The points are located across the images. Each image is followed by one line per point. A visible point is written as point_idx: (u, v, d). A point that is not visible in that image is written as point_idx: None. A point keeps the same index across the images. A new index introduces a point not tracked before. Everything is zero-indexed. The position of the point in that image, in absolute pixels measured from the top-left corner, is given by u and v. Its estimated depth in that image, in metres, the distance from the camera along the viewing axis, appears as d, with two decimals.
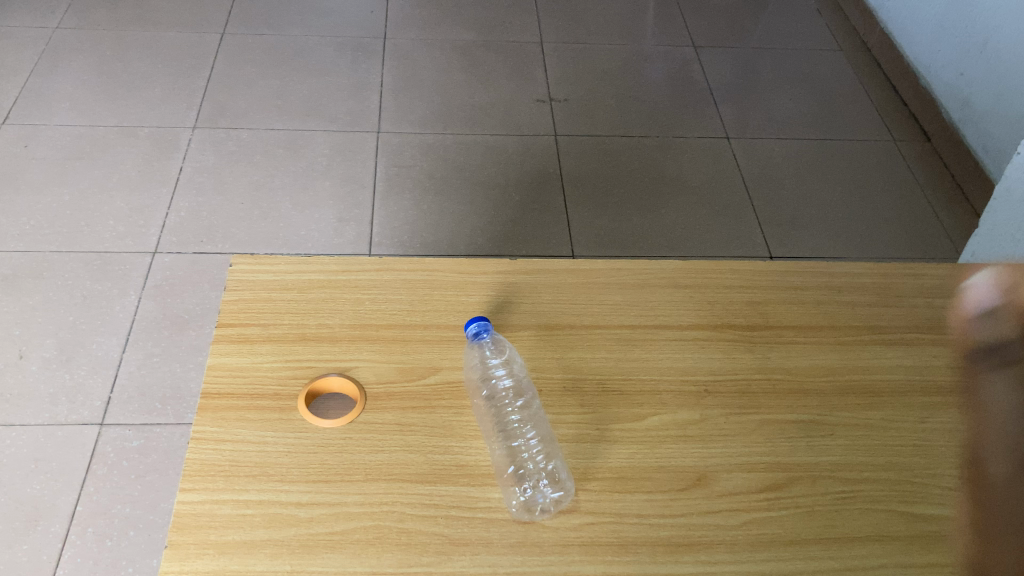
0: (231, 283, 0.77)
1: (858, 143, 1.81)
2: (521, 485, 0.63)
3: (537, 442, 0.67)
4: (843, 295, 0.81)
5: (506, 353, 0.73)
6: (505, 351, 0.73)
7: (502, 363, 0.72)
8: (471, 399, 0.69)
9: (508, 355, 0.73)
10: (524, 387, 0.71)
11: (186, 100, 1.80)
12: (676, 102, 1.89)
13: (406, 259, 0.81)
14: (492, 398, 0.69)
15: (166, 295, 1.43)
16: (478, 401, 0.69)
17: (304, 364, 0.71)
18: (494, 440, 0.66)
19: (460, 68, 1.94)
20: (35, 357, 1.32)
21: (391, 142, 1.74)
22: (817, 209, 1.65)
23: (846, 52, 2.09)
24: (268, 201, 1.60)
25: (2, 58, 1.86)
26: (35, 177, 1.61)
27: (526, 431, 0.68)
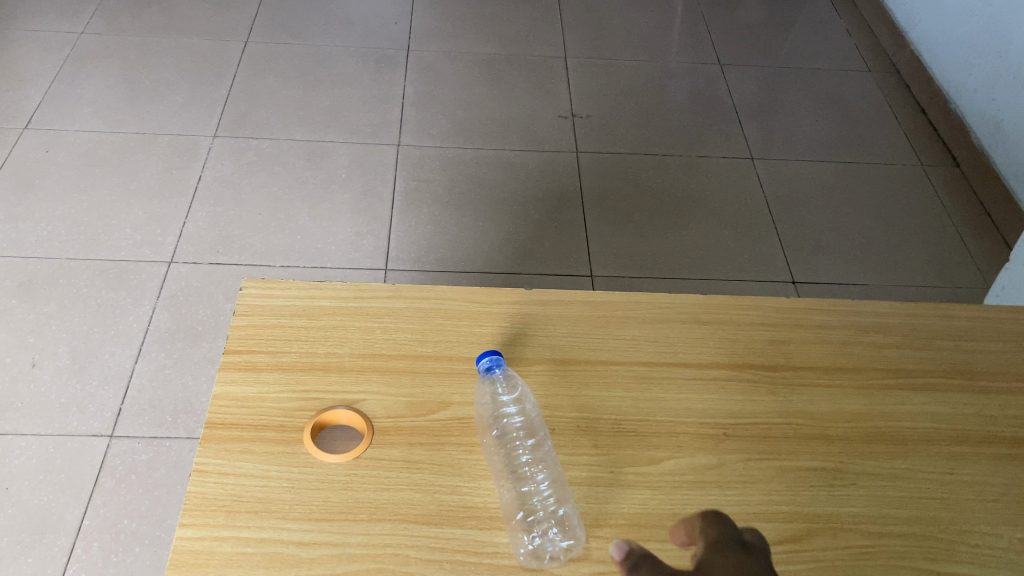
0: (241, 309, 0.76)
1: (885, 167, 1.78)
2: (529, 532, 0.61)
3: (547, 485, 0.65)
4: (869, 335, 0.78)
5: (517, 390, 0.70)
6: (517, 388, 0.71)
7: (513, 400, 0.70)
8: (480, 438, 0.67)
9: (520, 393, 0.70)
10: (535, 427, 0.69)
11: (208, 108, 1.80)
12: (699, 121, 1.86)
13: (419, 286, 0.79)
14: (502, 437, 0.67)
15: (182, 306, 1.42)
16: (487, 441, 0.67)
17: (311, 395, 0.69)
18: (502, 483, 0.64)
19: (482, 82, 1.93)
20: (47, 366, 1.32)
21: (411, 155, 1.73)
22: (842, 234, 1.62)
23: (875, 73, 2.05)
24: (287, 213, 1.59)
25: (27, 63, 1.87)
26: (54, 182, 1.61)
27: (536, 473, 0.66)
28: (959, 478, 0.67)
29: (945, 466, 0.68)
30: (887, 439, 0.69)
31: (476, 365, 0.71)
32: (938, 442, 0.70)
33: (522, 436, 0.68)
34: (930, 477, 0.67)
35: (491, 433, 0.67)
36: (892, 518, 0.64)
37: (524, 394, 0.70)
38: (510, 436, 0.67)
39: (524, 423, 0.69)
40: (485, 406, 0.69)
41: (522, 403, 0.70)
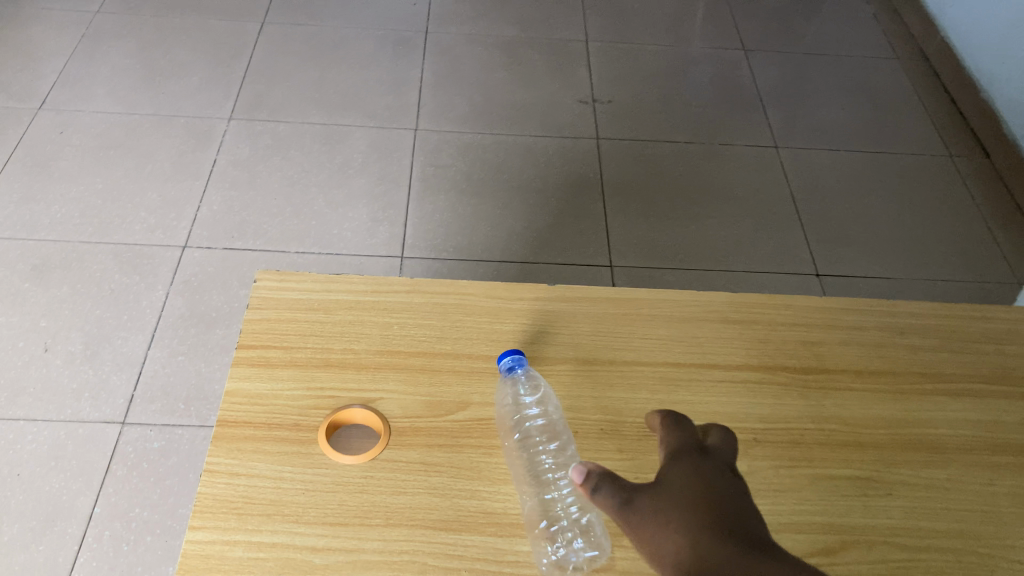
0: (255, 301, 0.73)
1: (913, 157, 1.74)
2: (551, 541, 0.60)
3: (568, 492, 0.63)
4: (904, 338, 0.75)
5: (538, 390, 0.68)
6: (539, 387, 0.68)
7: (534, 399, 0.67)
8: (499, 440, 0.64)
9: (542, 392, 0.68)
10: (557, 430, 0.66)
11: (224, 90, 1.78)
12: (723, 107, 1.83)
13: (439, 280, 0.77)
14: (522, 439, 0.65)
15: (196, 291, 1.40)
16: (507, 444, 0.64)
17: (327, 393, 0.67)
18: (524, 488, 0.62)
19: (501, 66, 1.89)
20: (60, 351, 1.30)
21: (428, 140, 1.70)
22: (867, 226, 1.58)
23: (903, 60, 2.01)
24: (303, 198, 1.57)
25: (43, 42, 1.85)
26: (68, 164, 1.59)
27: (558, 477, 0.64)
28: (999, 490, 0.64)
29: (985, 478, 0.65)
30: (924, 447, 0.67)
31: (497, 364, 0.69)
32: (978, 451, 0.67)
33: (544, 439, 0.66)
34: (969, 489, 0.64)
35: (511, 434, 0.65)
36: (930, 531, 0.61)
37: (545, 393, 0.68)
38: (531, 438, 0.65)
39: (546, 425, 0.66)
40: (505, 406, 0.67)
41: (544, 403, 0.67)
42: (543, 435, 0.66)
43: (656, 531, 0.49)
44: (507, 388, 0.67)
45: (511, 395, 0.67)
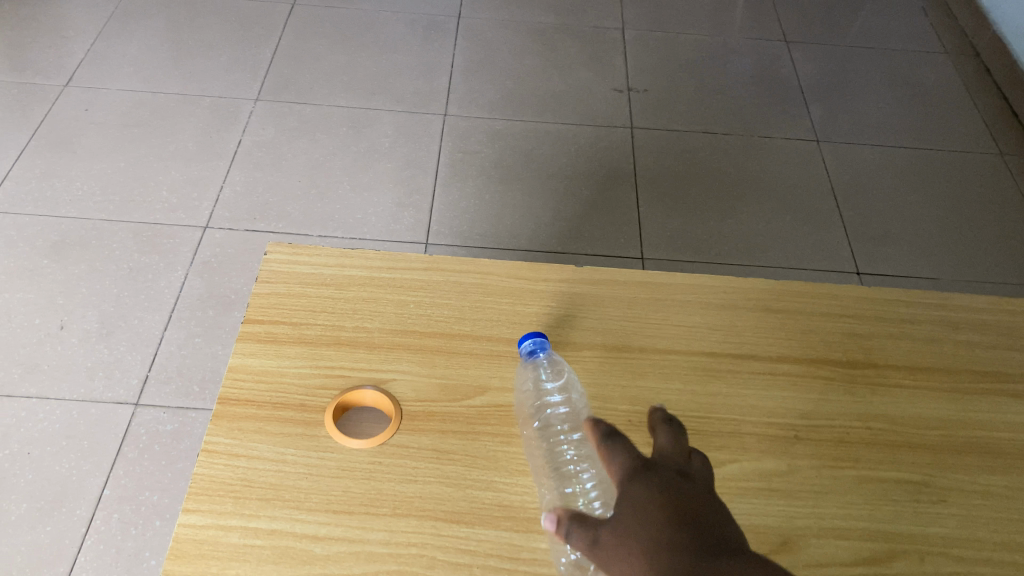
0: (265, 275, 0.69)
1: (961, 155, 1.67)
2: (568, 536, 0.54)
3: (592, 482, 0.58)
4: (960, 333, 0.70)
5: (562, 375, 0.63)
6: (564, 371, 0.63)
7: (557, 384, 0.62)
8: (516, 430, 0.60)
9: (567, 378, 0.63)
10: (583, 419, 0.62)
11: (251, 71, 1.74)
12: (763, 100, 1.77)
13: (459, 259, 0.72)
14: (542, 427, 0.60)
15: (215, 273, 1.37)
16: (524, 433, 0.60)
17: (336, 372, 0.62)
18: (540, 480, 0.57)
19: (535, 53, 1.85)
20: (76, 329, 1.28)
21: (458, 126, 1.66)
22: (911, 224, 1.52)
23: (952, 55, 1.93)
24: (327, 181, 1.53)
25: (72, 19, 1.83)
26: (91, 141, 1.57)
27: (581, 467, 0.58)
28: None
29: None
30: (982, 451, 0.61)
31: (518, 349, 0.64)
32: None
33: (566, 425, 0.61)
34: None
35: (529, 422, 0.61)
36: (988, 543, 0.56)
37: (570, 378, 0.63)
38: (551, 425, 0.60)
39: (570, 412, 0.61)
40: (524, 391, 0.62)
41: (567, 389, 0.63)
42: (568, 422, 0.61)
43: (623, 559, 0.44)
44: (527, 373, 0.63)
45: (531, 379, 0.62)
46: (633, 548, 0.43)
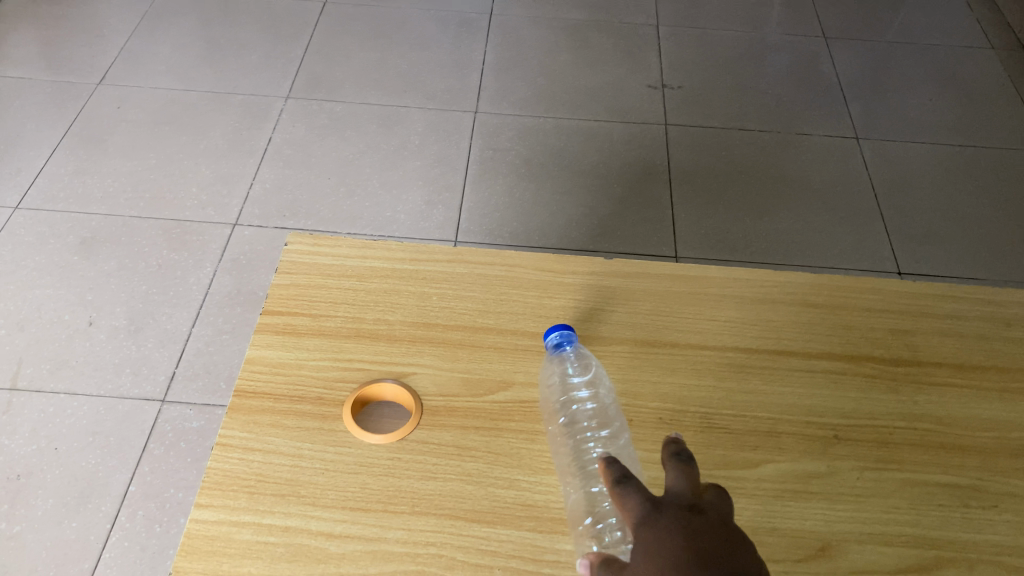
0: (284, 266, 0.68)
1: (1008, 151, 1.61)
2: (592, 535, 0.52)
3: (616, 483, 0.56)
4: (1012, 330, 0.66)
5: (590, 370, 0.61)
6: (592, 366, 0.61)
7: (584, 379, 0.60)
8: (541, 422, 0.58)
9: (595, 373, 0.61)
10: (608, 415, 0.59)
11: (282, 69, 1.74)
12: (800, 96, 1.73)
13: (484, 251, 0.70)
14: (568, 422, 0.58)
15: (243, 270, 1.36)
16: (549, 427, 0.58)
17: (355, 365, 0.60)
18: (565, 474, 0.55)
19: (567, 49, 1.82)
20: (104, 325, 1.27)
21: (488, 123, 1.64)
22: (955, 223, 1.47)
23: (997, 51, 1.87)
24: (357, 178, 1.52)
25: (106, 19, 1.84)
26: (123, 139, 1.57)
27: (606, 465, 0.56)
28: None
29: None
30: None
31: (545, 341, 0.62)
32: None
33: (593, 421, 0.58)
34: None
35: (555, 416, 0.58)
36: None
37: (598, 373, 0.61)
38: (578, 421, 0.58)
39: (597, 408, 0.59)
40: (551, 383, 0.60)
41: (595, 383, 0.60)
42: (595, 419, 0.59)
43: None
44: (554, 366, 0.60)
45: (558, 373, 0.60)
46: None
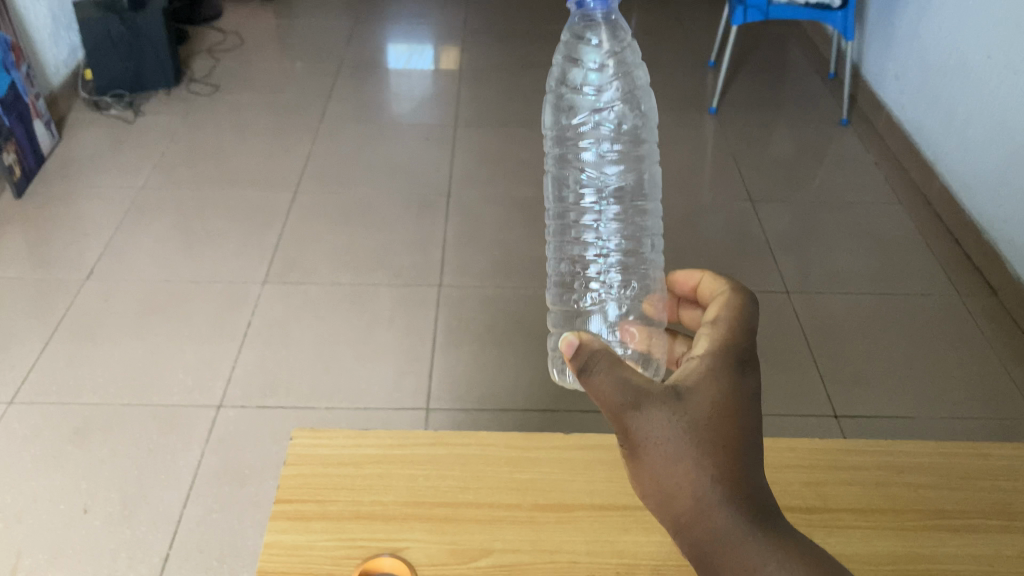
0: (290, 458, 0.78)
1: (921, 298, 1.78)
2: (594, 296, 0.94)
3: (621, 242, 0.98)
4: (903, 475, 0.76)
5: (601, 31, 0.84)
6: (609, 31, 0.84)
7: (597, 96, 0.92)
8: (564, 175, 0.99)
9: (607, 32, 0.84)
10: (623, 150, 0.97)
11: (259, 256, 1.88)
12: (732, 254, 1.90)
13: (461, 432, 0.82)
14: (586, 171, 0.98)
15: (229, 449, 1.45)
16: (570, 175, 0.98)
17: (358, 544, 0.71)
18: (585, 238, 0.98)
19: (520, 224, 2.00)
20: (99, 511, 1.34)
21: (452, 295, 1.78)
22: (880, 368, 1.61)
23: (907, 205, 2.09)
24: (333, 354, 1.64)
25: (91, 217, 1.99)
26: (111, 330, 1.68)
27: (614, 224, 0.98)
28: None
29: None
30: None
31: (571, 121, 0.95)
32: None
33: (600, 163, 0.97)
34: None
35: (572, 153, 0.97)
36: None
37: (615, 67, 0.88)
38: (592, 169, 0.98)
39: (610, 134, 0.95)
40: (564, 115, 0.95)
41: (603, 96, 0.92)
42: (609, 150, 0.96)
43: (667, 436, 0.53)
44: (556, 62, 0.88)
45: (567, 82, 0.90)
46: (682, 443, 0.53)
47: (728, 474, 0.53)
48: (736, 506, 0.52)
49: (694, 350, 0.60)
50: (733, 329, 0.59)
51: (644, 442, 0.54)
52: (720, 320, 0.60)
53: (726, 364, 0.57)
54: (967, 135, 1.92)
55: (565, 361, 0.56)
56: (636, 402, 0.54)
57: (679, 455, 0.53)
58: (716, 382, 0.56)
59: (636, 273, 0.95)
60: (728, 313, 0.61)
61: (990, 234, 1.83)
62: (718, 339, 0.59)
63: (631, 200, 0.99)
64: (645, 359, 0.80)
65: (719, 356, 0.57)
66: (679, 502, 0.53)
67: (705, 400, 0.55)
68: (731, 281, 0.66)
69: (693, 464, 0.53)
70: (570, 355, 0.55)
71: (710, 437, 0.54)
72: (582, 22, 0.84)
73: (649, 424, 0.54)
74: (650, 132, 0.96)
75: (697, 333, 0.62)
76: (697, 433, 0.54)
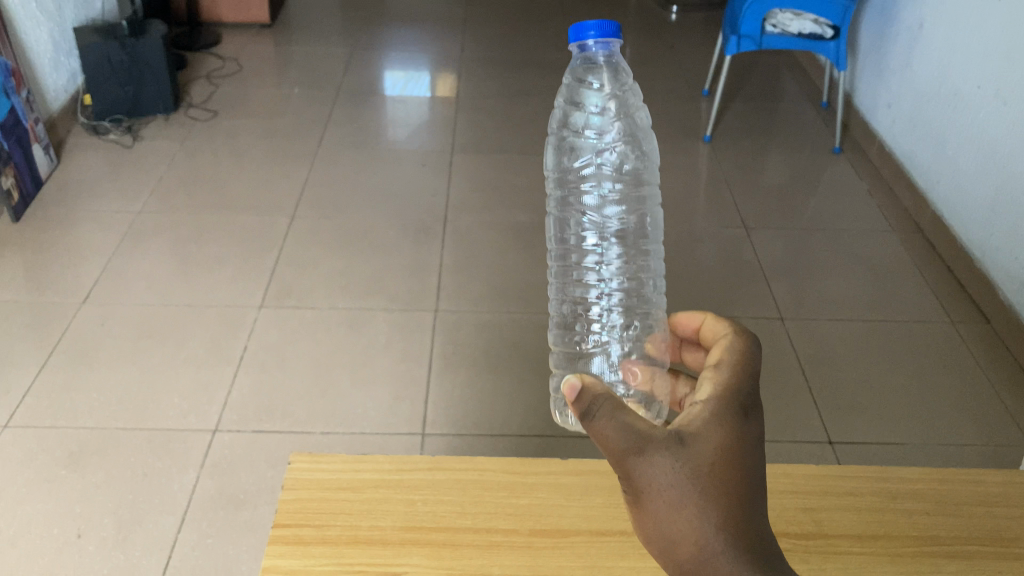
0: (289, 483, 0.78)
1: (915, 325, 1.79)
2: (597, 339, 0.91)
3: (623, 281, 0.95)
4: (899, 501, 0.76)
5: (603, 74, 0.86)
6: (610, 74, 0.85)
7: (599, 137, 0.93)
8: (565, 219, 1.00)
9: (608, 75, 0.85)
10: (624, 190, 0.96)
11: (255, 281, 1.89)
12: (726, 281, 1.92)
13: (458, 457, 0.82)
14: (588, 214, 0.97)
15: (225, 474, 1.45)
16: (571, 217, 0.99)
17: (356, 569, 0.71)
18: (586, 278, 0.96)
19: (516, 250, 2.01)
20: (93, 536, 1.34)
21: (448, 320, 1.79)
22: (874, 395, 1.62)
23: (899, 232, 2.11)
24: (328, 379, 1.64)
25: (88, 241, 1.99)
26: (107, 354, 1.68)
27: (616, 266, 0.96)
28: None
29: None
30: None
31: (573, 166, 0.96)
32: None
33: (602, 204, 0.96)
34: None
35: (574, 196, 0.98)
36: None
37: (616, 109, 0.90)
38: (594, 212, 0.97)
39: (611, 174, 0.95)
40: (566, 156, 0.96)
41: (604, 137, 0.93)
42: (610, 190, 0.96)
43: (672, 484, 0.53)
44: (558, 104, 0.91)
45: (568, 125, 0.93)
46: (687, 492, 0.53)
47: (731, 521, 0.53)
48: (740, 555, 0.53)
49: (696, 393, 0.60)
50: (736, 375, 0.59)
51: (648, 489, 0.53)
52: (723, 365, 0.60)
53: (730, 411, 0.57)
54: (958, 164, 1.94)
55: (566, 403, 0.55)
56: (640, 448, 0.53)
57: (684, 504, 0.53)
58: (721, 429, 0.56)
59: (637, 313, 0.91)
60: (731, 357, 0.61)
61: (982, 262, 1.85)
62: (722, 384, 0.59)
63: (634, 241, 0.96)
64: (647, 401, 0.79)
65: (723, 403, 0.57)
66: (682, 549, 0.53)
67: (710, 447, 0.55)
68: (733, 324, 0.66)
69: (697, 513, 0.53)
70: (573, 398, 0.54)
71: (714, 486, 0.54)
72: (583, 65, 0.87)
73: (653, 471, 0.53)
74: (651, 175, 0.95)
75: (698, 375, 0.62)
76: (702, 481, 0.54)
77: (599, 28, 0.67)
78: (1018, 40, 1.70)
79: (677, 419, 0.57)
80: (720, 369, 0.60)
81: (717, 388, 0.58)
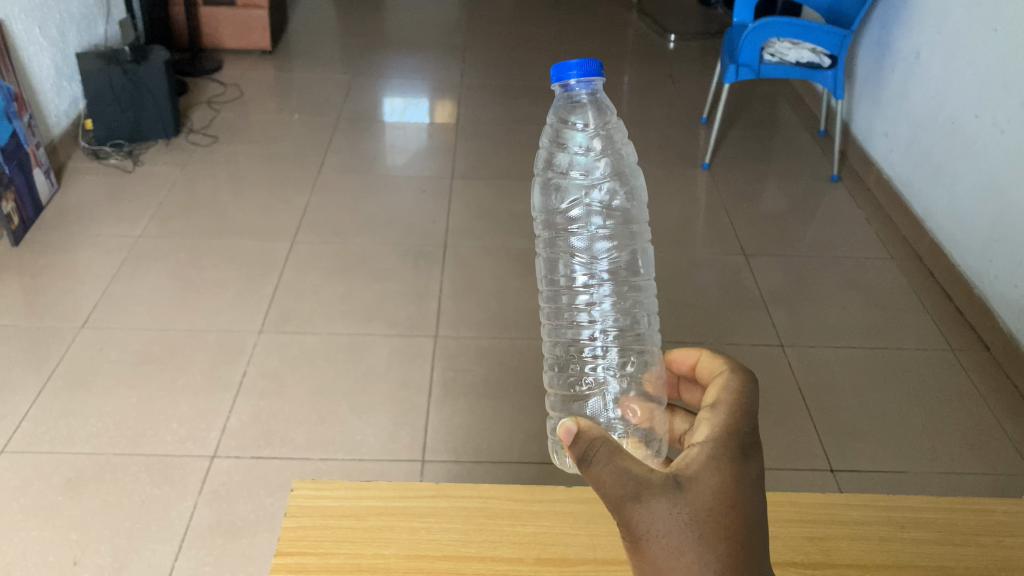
0: (291, 510, 0.78)
1: (915, 353, 1.79)
2: (593, 377, 0.89)
3: (617, 318, 0.94)
4: (907, 531, 0.76)
5: (588, 112, 0.86)
6: (596, 112, 0.86)
7: (587, 176, 0.92)
8: (555, 260, 0.99)
9: (594, 113, 0.85)
10: (614, 229, 0.96)
11: (255, 306, 1.88)
12: (728, 307, 1.92)
13: (463, 484, 0.81)
14: (577, 256, 0.96)
15: (223, 501, 1.43)
16: (561, 259, 0.98)
17: None
18: (578, 319, 0.95)
19: (516, 276, 2.01)
20: (89, 564, 1.32)
21: (448, 346, 1.79)
22: (874, 422, 1.62)
23: (897, 260, 2.11)
24: (327, 406, 1.63)
25: (88, 266, 1.99)
26: (105, 379, 1.67)
27: (609, 303, 0.94)
28: None
29: None
30: None
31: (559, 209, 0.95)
32: None
33: (591, 243, 0.95)
34: None
35: (562, 238, 0.96)
36: None
37: (603, 146, 0.90)
38: (583, 254, 0.96)
39: (601, 211, 0.94)
40: (553, 197, 0.94)
41: (592, 174, 0.92)
42: (600, 227, 0.95)
43: (670, 530, 0.53)
44: (544, 145, 0.89)
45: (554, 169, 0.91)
46: (686, 538, 0.53)
47: (732, 567, 0.53)
48: None
49: (694, 434, 0.60)
50: (732, 414, 0.59)
51: (645, 535, 0.53)
52: (719, 405, 0.60)
53: (724, 452, 0.56)
54: (956, 194, 1.95)
55: (564, 448, 0.56)
56: (637, 494, 0.53)
57: (683, 549, 0.53)
58: (718, 473, 0.55)
59: (633, 349, 0.90)
60: (728, 397, 0.61)
61: (980, 290, 1.86)
62: (718, 425, 0.58)
63: (626, 277, 0.97)
64: (647, 438, 0.79)
65: (720, 445, 0.57)
66: None
67: (707, 492, 0.55)
68: (728, 361, 0.66)
69: (698, 557, 0.53)
70: (569, 442, 0.55)
71: (714, 530, 0.53)
72: (568, 105, 0.84)
73: (651, 517, 0.53)
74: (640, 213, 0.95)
75: (696, 416, 0.62)
76: (701, 526, 0.53)
77: (582, 68, 0.67)
78: (1014, 72, 1.72)
79: (676, 462, 0.57)
80: (717, 409, 0.60)
81: (713, 430, 0.58)
